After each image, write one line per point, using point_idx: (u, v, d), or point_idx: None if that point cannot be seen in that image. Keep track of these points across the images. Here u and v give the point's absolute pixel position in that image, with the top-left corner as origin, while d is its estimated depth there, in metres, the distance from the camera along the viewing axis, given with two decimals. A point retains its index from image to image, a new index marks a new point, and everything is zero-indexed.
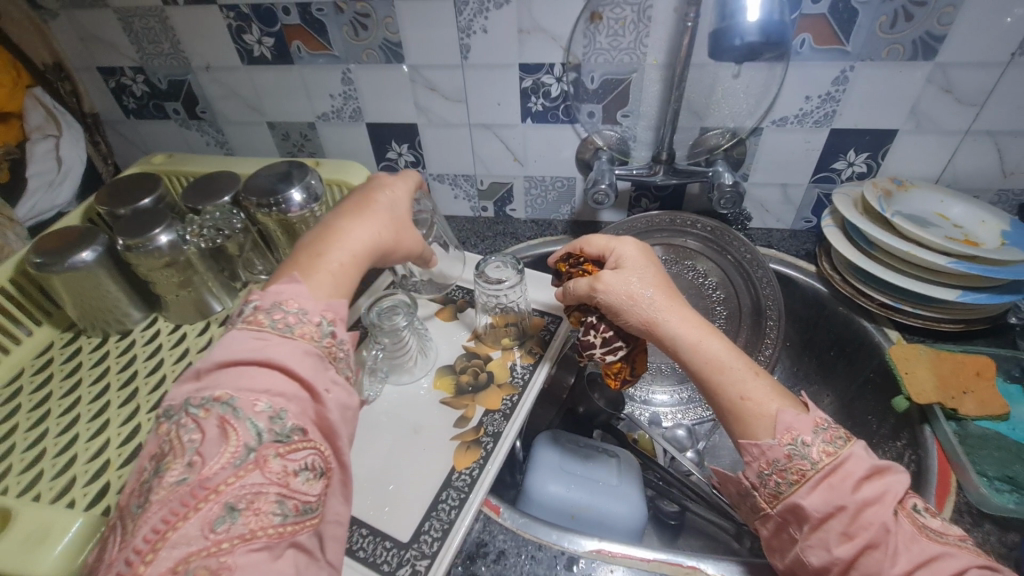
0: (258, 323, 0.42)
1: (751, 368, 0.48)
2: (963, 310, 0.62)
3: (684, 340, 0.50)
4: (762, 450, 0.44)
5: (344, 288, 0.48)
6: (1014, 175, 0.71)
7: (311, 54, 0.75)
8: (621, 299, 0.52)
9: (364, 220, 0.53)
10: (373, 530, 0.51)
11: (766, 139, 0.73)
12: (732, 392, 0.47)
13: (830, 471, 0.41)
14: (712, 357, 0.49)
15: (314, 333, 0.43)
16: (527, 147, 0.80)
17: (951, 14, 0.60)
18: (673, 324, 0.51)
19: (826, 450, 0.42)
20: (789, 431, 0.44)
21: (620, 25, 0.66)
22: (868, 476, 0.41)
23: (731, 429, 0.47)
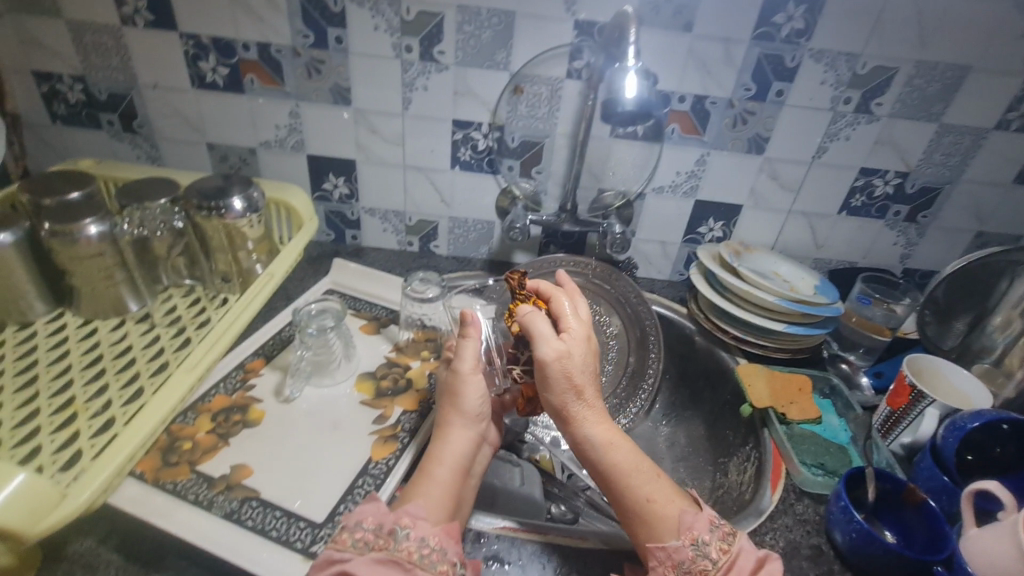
0: (343, 545, 0.45)
1: (653, 470, 0.54)
2: (787, 339, 0.81)
3: (599, 442, 0.54)
4: (669, 553, 0.48)
5: (444, 505, 0.50)
6: (822, 247, 0.94)
7: (263, 87, 0.83)
8: (556, 381, 0.54)
9: (452, 429, 0.56)
10: (287, 512, 0.53)
11: (648, 203, 0.91)
12: (641, 492, 0.52)
13: (727, 568, 0.47)
14: (622, 458, 0.54)
15: (415, 549, 0.44)
16: (454, 191, 0.91)
17: (772, 123, 0.82)
18: (591, 424, 0.55)
19: (722, 547, 0.48)
20: (690, 532, 0.49)
21: (537, 99, 0.81)
22: (755, 569, 0.48)
23: (639, 533, 0.51)
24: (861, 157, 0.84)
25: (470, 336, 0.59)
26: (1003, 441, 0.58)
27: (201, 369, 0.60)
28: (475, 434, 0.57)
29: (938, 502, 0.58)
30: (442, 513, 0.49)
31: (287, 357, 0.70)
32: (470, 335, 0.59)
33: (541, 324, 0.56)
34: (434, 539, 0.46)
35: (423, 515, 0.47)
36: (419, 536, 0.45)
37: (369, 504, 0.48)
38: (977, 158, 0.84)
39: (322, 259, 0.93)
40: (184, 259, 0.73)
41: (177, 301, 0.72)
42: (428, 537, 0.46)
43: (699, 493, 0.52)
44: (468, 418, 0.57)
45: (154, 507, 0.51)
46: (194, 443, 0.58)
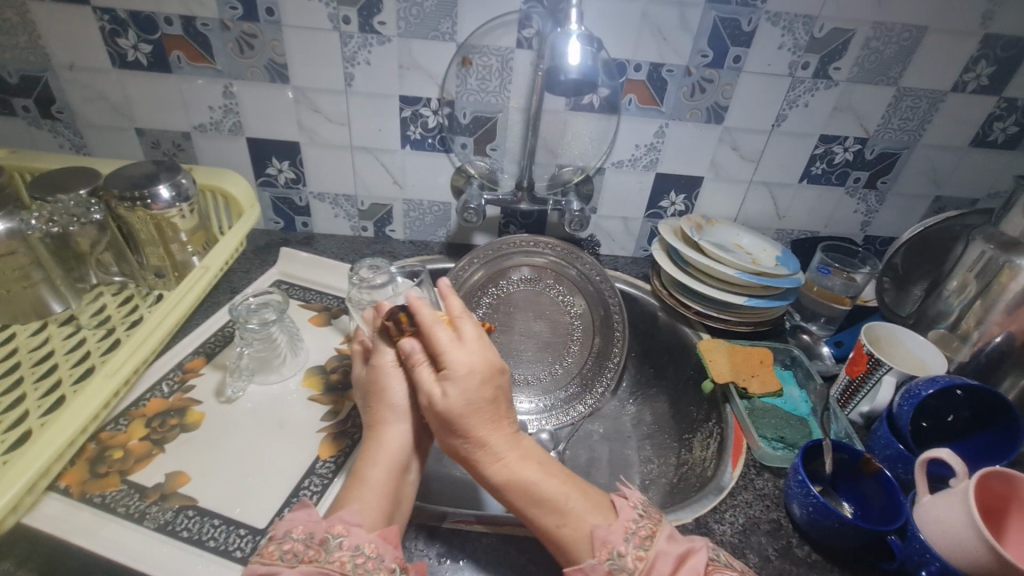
0: (271, 557, 0.42)
1: (565, 496, 0.50)
2: (749, 312, 0.80)
3: (506, 470, 0.51)
4: (586, 575, 0.45)
5: (380, 507, 0.48)
6: (785, 217, 0.93)
7: (191, 65, 0.77)
8: (441, 422, 0.51)
9: (385, 429, 0.54)
10: (226, 519, 0.50)
11: (608, 178, 0.88)
12: (552, 522, 0.48)
13: (646, 574, 0.44)
14: (529, 489, 0.50)
15: (348, 559, 0.43)
16: (407, 172, 0.87)
17: (730, 91, 0.79)
18: (492, 458, 0.51)
19: (637, 555, 0.46)
20: (606, 546, 0.46)
21: (487, 71, 0.77)
22: (675, 569, 0.45)
23: (558, 557, 0.48)
24: (820, 124, 0.83)
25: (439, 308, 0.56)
26: (957, 406, 0.58)
27: (121, 375, 0.55)
28: (412, 429, 0.55)
29: (894, 470, 0.58)
30: (379, 518, 0.47)
31: (229, 355, 0.67)
32: (441, 307, 0.56)
33: (420, 366, 0.53)
34: (370, 546, 0.44)
35: (357, 521, 0.46)
36: (352, 545, 0.44)
37: (301, 512, 0.46)
38: (935, 120, 0.82)
39: (271, 249, 0.88)
40: (110, 254, 0.68)
41: (106, 300, 0.67)
42: (364, 544, 0.44)
43: (617, 503, 0.49)
44: (398, 413, 0.55)
45: (79, 524, 0.48)
46: (125, 451, 0.54)
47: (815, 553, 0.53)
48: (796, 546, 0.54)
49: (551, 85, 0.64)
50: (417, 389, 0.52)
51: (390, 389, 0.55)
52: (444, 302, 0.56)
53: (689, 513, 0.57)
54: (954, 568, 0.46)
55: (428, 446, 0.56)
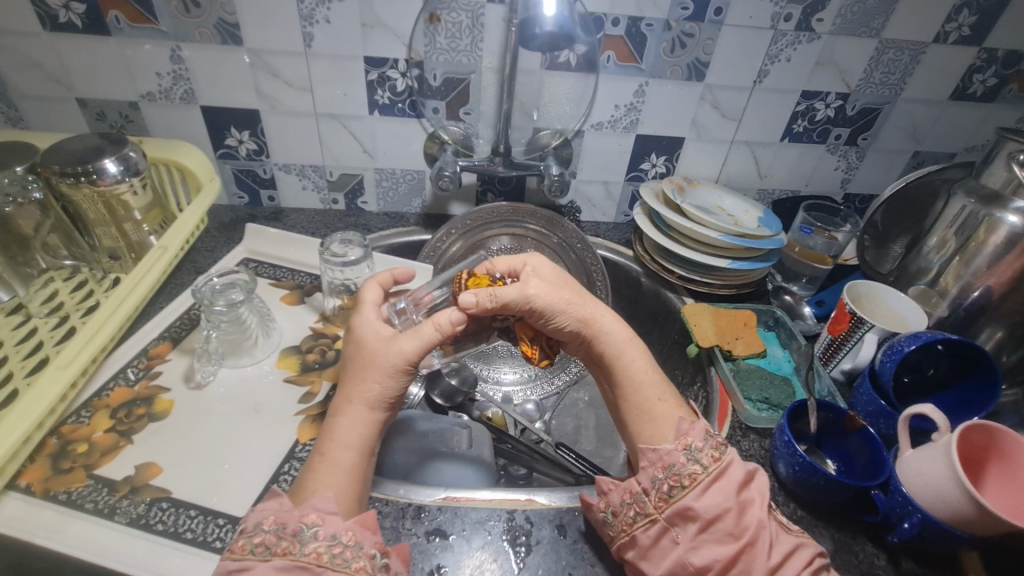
0: (242, 552, 0.41)
1: (663, 380, 0.53)
2: (732, 275, 0.79)
3: (618, 343, 0.54)
4: (659, 455, 0.48)
5: (352, 491, 0.46)
6: (766, 176, 0.92)
7: (132, 26, 0.70)
8: (555, 303, 0.52)
9: (348, 409, 0.49)
10: (202, 510, 0.48)
11: (587, 141, 0.85)
12: (651, 395, 0.52)
13: (718, 475, 0.45)
14: (636, 361, 0.53)
15: (325, 550, 0.40)
16: (376, 139, 0.83)
17: (711, 45, 0.76)
18: (606, 328, 0.54)
19: (714, 454, 0.47)
20: (684, 437, 0.48)
21: (456, 29, 0.72)
22: (744, 479, 0.46)
23: (640, 430, 0.51)
24: (801, 80, 0.81)
25: (434, 321, 0.49)
26: (937, 361, 0.59)
27: (77, 366, 0.52)
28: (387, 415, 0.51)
29: (876, 426, 0.59)
30: (352, 504, 0.45)
31: (196, 339, 0.63)
32: (439, 325, 0.49)
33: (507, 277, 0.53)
34: (348, 534, 0.42)
35: (334, 508, 0.43)
36: (329, 535, 0.41)
37: (272, 501, 0.44)
38: (916, 74, 0.81)
39: (235, 225, 0.84)
40: (57, 236, 0.64)
41: (57, 286, 0.63)
42: (340, 533, 0.42)
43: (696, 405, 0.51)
44: (376, 402, 0.49)
45: (43, 524, 0.45)
46: (90, 444, 0.51)
47: (800, 510, 0.54)
48: (782, 504, 0.54)
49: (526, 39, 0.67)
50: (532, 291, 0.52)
51: (388, 356, 0.49)
52: (437, 318, 0.49)
53: None
54: (935, 518, 0.47)
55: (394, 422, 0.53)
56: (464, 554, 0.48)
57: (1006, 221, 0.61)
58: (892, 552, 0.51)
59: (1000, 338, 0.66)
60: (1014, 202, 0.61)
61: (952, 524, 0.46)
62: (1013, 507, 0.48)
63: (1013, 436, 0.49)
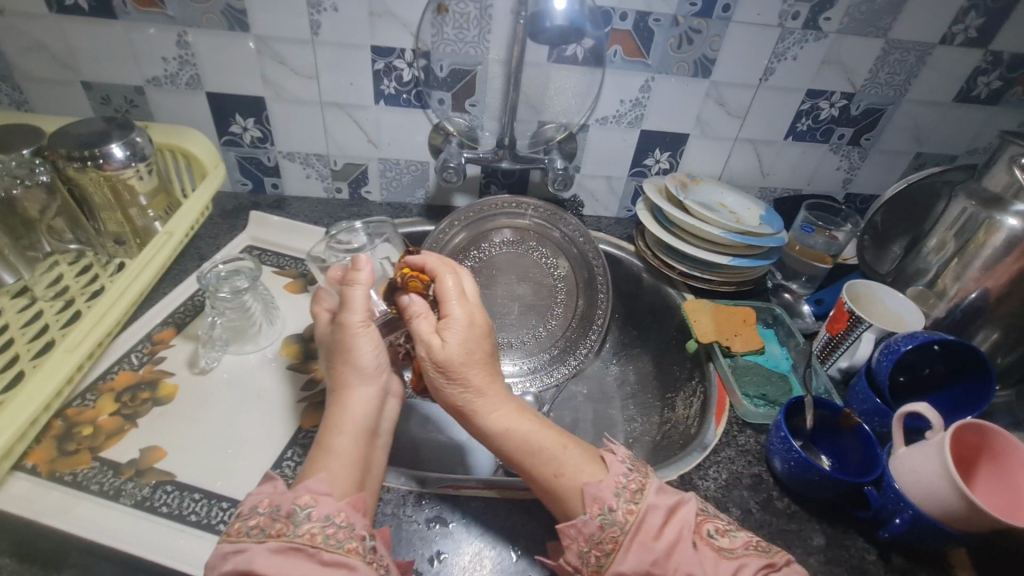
0: (237, 535, 0.41)
1: (564, 441, 0.50)
2: (732, 272, 0.80)
3: (498, 428, 0.50)
4: (578, 529, 0.45)
5: (350, 476, 0.46)
6: (769, 175, 0.92)
7: (139, 10, 0.70)
8: (442, 358, 0.50)
9: (348, 391, 0.51)
10: (207, 493, 0.49)
11: (592, 136, 0.85)
12: (547, 474, 0.48)
13: (637, 528, 0.44)
14: (530, 436, 0.50)
15: (319, 531, 0.41)
16: (381, 129, 0.83)
17: (718, 42, 0.76)
18: (490, 412, 0.50)
19: (627, 509, 0.45)
20: (598, 500, 0.46)
21: (465, 19, 0.72)
22: (665, 521, 0.45)
23: (554, 508, 0.48)
24: (807, 78, 0.81)
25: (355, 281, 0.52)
26: (933, 360, 0.60)
27: (83, 349, 0.52)
28: (376, 393, 0.52)
29: (871, 423, 0.60)
30: (349, 485, 0.46)
31: (200, 325, 0.64)
32: (357, 282, 0.52)
33: (420, 318, 0.52)
34: (340, 515, 0.42)
35: (326, 491, 0.44)
36: (321, 516, 0.42)
37: (267, 485, 0.44)
38: (921, 75, 0.81)
39: (239, 212, 0.84)
40: (63, 220, 0.64)
41: (62, 270, 0.63)
42: (333, 514, 0.42)
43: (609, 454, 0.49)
44: (365, 374, 0.52)
45: (50, 504, 0.46)
46: (95, 427, 0.52)
47: (794, 504, 0.55)
48: (776, 499, 0.55)
49: (536, 32, 0.68)
50: (409, 339, 0.52)
51: (360, 336, 0.52)
52: (354, 278, 0.52)
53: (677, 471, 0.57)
54: (927, 516, 0.48)
55: (391, 410, 0.54)
56: (464, 541, 0.49)
57: (1006, 224, 0.62)
58: (884, 548, 0.52)
59: (996, 340, 0.67)
60: (1014, 206, 0.62)
61: (944, 522, 0.47)
62: (1004, 505, 0.49)
63: (1005, 436, 0.50)
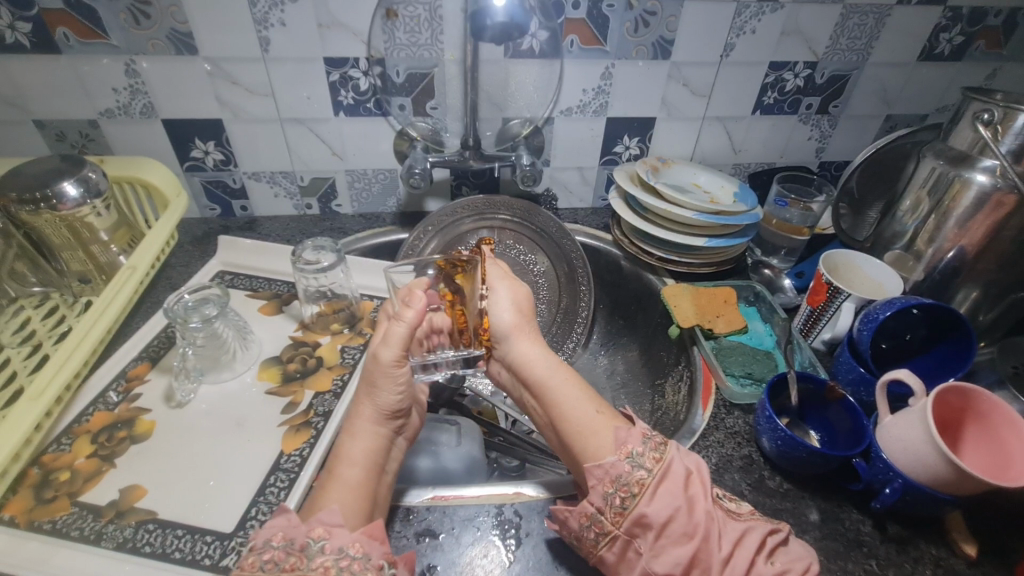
0: (250, 569, 0.40)
1: (592, 394, 0.52)
2: (710, 252, 0.79)
3: (547, 363, 0.53)
4: (606, 470, 0.46)
5: (362, 506, 0.46)
6: (740, 151, 0.91)
7: (82, 43, 0.68)
8: (505, 308, 0.55)
9: (360, 423, 0.51)
10: (190, 529, 0.48)
11: (558, 128, 0.85)
12: (592, 408, 0.50)
13: (662, 476, 0.45)
14: (566, 379, 0.52)
15: (332, 564, 0.40)
16: (344, 141, 0.81)
17: (674, 22, 0.75)
18: (534, 346, 0.54)
19: (654, 457, 0.46)
20: (624, 446, 0.47)
21: (415, 22, 0.71)
22: (686, 477, 0.46)
23: (583, 449, 0.49)
24: (768, 51, 0.80)
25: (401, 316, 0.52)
26: (914, 325, 0.60)
27: (50, 395, 0.51)
28: (388, 430, 0.52)
29: (857, 394, 0.59)
30: (361, 515, 0.45)
31: (175, 357, 0.63)
32: (404, 316, 0.52)
33: (490, 270, 0.57)
34: (355, 546, 0.42)
35: (339, 521, 0.43)
36: (336, 547, 0.42)
37: (279, 518, 0.44)
38: (882, 37, 0.80)
39: (208, 238, 0.83)
40: (24, 263, 0.64)
41: (28, 314, 0.62)
42: (347, 546, 0.42)
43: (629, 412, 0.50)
44: (382, 413, 0.52)
45: (28, 555, 0.45)
46: (73, 472, 0.51)
47: (786, 483, 0.55)
48: (768, 478, 0.55)
49: (478, 30, 0.65)
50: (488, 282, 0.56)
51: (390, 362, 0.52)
52: (402, 311, 0.52)
53: None
54: (917, 484, 0.47)
55: (398, 450, 0.54)
56: (456, 552, 0.49)
57: (975, 180, 0.61)
58: (878, 518, 0.51)
59: (976, 297, 0.66)
60: (982, 162, 0.61)
61: (935, 488, 0.47)
62: (994, 465, 0.48)
63: (989, 396, 0.49)
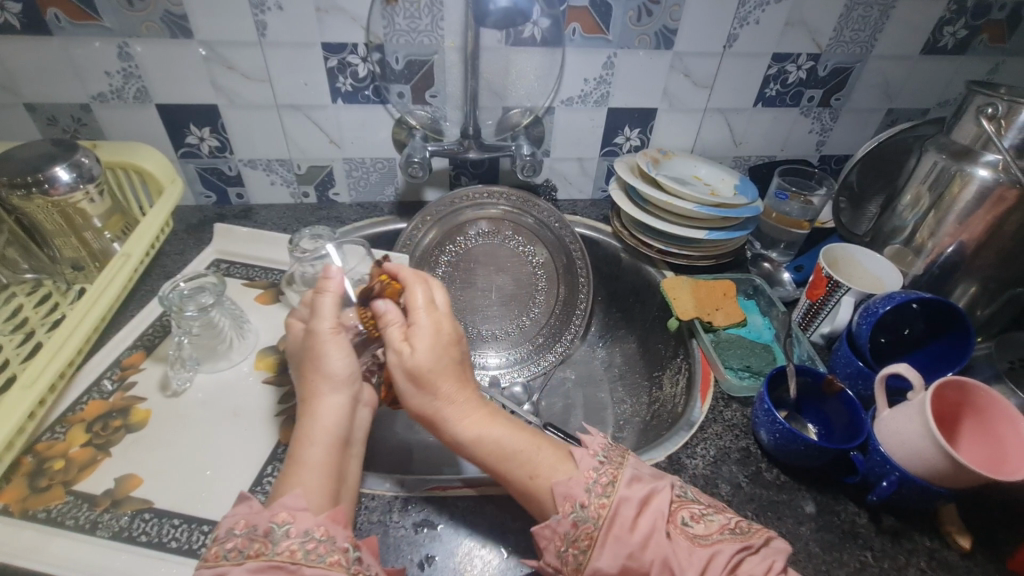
0: (215, 560, 0.40)
1: (534, 441, 0.49)
2: (710, 245, 0.79)
3: (467, 436, 0.49)
4: (568, 488, 0.45)
5: (326, 488, 0.45)
6: (741, 143, 0.91)
7: (74, 24, 0.67)
8: (404, 380, 0.49)
9: (320, 397, 0.49)
10: (187, 518, 0.48)
11: (559, 118, 0.84)
12: (523, 473, 0.47)
13: (610, 523, 0.43)
14: (497, 445, 0.48)
15: (298, 546, 0.40)
16: (342, 128, 0.80)
17: (678, 12, 0.74)
18: (461, 423, 0.49)
19: (599, 504, 0.44)
20: (569, 498, 0.45)
21: (416, 8, 0.70)
22: (638, 512, 0.44)
23: (530, 510, 0.47)
24: (772, 42, 0.79)
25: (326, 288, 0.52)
26: (913, 319, 0.60)
27: (43, 382, 0.50)
28: (348, 400, 0.50)
29: (855, 387, 0.60)
30: (326, 500, 0.45)
31: (170, 345, 0.63)
32: (422, 314, 0.51)
33: (393, 325, 0.52)
34: (321, 529, 0.41)
35: (303, 506, 0.43)
36: (301, 531, 0.41)
37: (240, 506, 0.44)
38: (886, 30, 0.80)
39: (204, 226, 0.82)
40: (15, 249, 0.63)
41: (20, 300, 0.61)
42: (312, 529, 0.41)
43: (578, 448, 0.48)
44: (338, 383, 0.50)
45: (21, 544, 0.45)
46: (67, 460, 0.51)
47: (784, 475, 0.55)
48: (765, 471, 0.55)
49: (482, 16, 0.64)
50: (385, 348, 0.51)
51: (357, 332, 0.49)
52: (423, 313, 0.50)
53: (664, 451, 0.57)
54: (914, 477, 0.47)
55: (362, 419, 0.52)
56: (453, 542, 0.49)
57: (977, 175, 0.61)
58: (874, 511, 0.52)
59: (975, 292, 0.67)
60: (984, 156, 0.61)
61: (932, 481, 0.47)
62: (991, 458, 0.49)
63: (986, 389, 0.49)
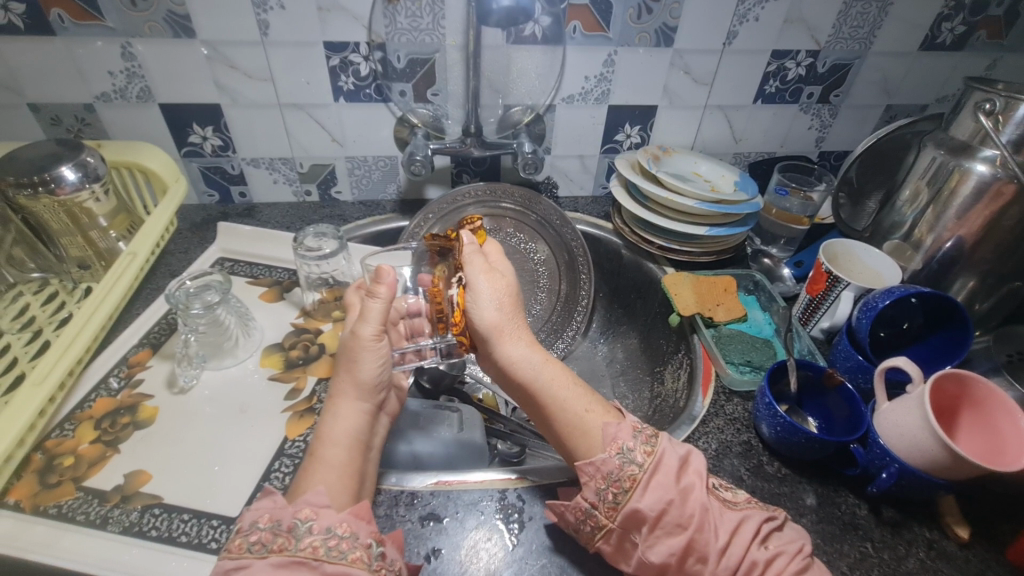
0: (239, 551, 0.41)
1: (585, 388, 0.51)
2: (710, 241, 0.79)
3: (534, 361, 0.51)
4: (597, 466, 0.47)
5: (347, 485, 0.46)
6: (741, 140, 0.91)
7: (77, 24, 0.67)
8: (488, 303, 0.51)
9: (343, 402, 0.51)
10: (196, 513, 0.48)
11: (560, 116, 0.84)
12: (577, 406, 0.49)
13: (654, 469, 0.46)
14: (554, 378, 0.51)
15: (320, 543, 0.41)
16: (344, 127, 0.81)
17: (678, 9, 0.75)
18: (518, 344, 0.51)
19: (644, 449, 0.47)
20: (615, 441, 0.47)
21: (417, 7, 0.70)
22: (679, 466, 0.47)
23: (575, 447, 0.49)
24: (772, 39, 0.80)
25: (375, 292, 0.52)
26: (912, 313, 0.60)
27: (52, 380, 0.51)
28: (370, 408, 0.52)
29: (855, 381, 0.60)
30: (347, 496, 0.45)
31: (176, 343, 0.63)
32: (377, 294, 0.52)
33: (474, 254, 0.53)
34: (343, 526, 0.42)
35: (326, 502, 0.43)
36: (323, 528, 0.42)
37: (266, 501, 0.44)
38: (884, 26, 0.80)
39: (207, 225, 0.82)
40: (22, 249, 0.63)
41: (27, 299, 0.62)
42: (334, 526, 0.42)
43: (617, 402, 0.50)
44: (362, 389, 0.51)
45: (33, 539, 0.45)
46: (76, 456, 0.51)
47: (784, 468, 0.55)
48: (767, 464, 0.56)
49: (484, 15, 0.64)
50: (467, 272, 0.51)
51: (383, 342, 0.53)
52: (375, 290, 0.52)
53: None
54: (913, 469, 0.48)
55: (382, 427, 0.54)
56: (459, 535, 0.49)
57: (975, 170, 0.61)
58: (874, 502, 0.52)
59: (973, 287, 0.67)
60: (983, 151, 0.61)
61: (931, 473, 0.48)
62: (989, 451, 0.49)
63: (984, 382, 0.50)
